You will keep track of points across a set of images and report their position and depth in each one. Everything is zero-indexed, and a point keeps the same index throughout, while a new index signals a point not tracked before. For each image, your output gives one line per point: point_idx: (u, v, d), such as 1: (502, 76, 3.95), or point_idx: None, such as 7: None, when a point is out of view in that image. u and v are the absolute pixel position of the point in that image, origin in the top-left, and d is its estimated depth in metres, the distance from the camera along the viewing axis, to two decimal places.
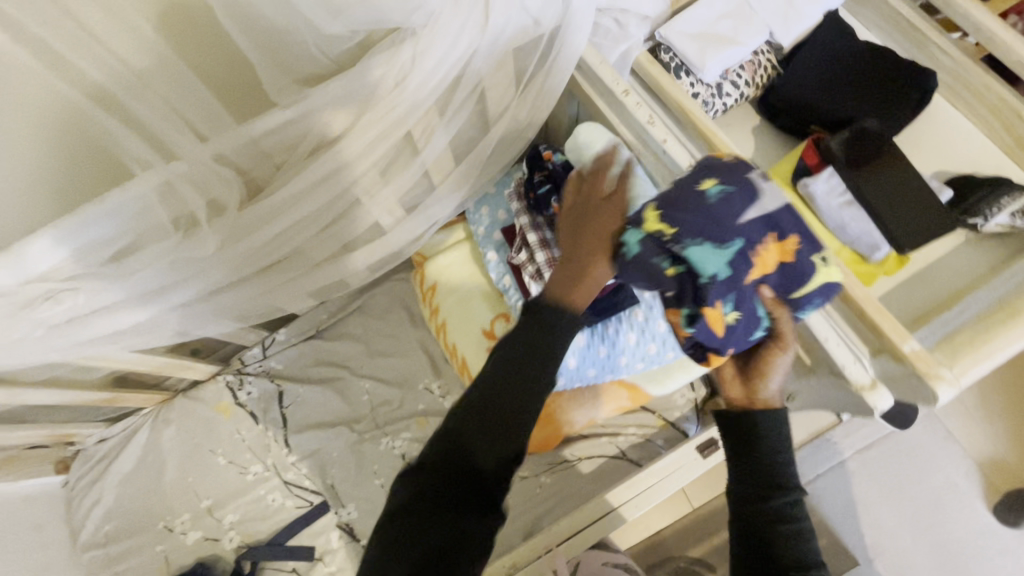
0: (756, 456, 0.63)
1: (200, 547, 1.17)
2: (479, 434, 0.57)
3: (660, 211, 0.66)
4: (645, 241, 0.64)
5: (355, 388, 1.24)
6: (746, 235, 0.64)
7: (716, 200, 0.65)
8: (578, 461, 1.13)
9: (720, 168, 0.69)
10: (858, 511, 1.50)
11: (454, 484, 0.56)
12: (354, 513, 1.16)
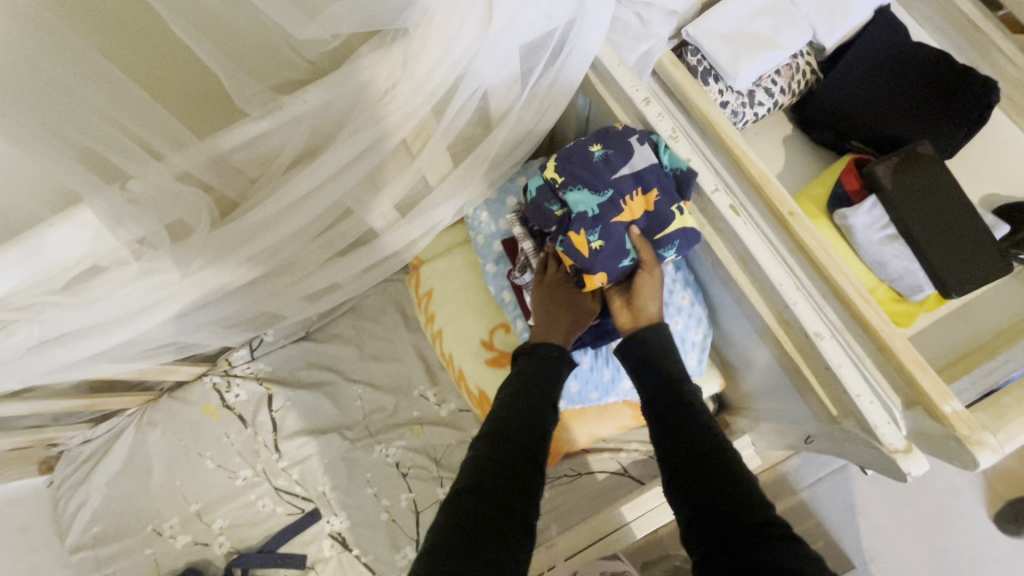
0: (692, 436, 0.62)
1: (190, 551, 1.15)
2: (502, 457, 0.63)
3: (556, 163, 0.73)
4: (541, 187, 0.74)
5: (348, 392, 1.19)
6: (616, 186, 0.70)
7: (597, 157, 0.71)
8: (578, 476, 1.10)
9: (609, 130, 0.73)
10: (857, 516, 1.42)
11: (487, 498, 0.59)
12: (346, 522, 1.13)
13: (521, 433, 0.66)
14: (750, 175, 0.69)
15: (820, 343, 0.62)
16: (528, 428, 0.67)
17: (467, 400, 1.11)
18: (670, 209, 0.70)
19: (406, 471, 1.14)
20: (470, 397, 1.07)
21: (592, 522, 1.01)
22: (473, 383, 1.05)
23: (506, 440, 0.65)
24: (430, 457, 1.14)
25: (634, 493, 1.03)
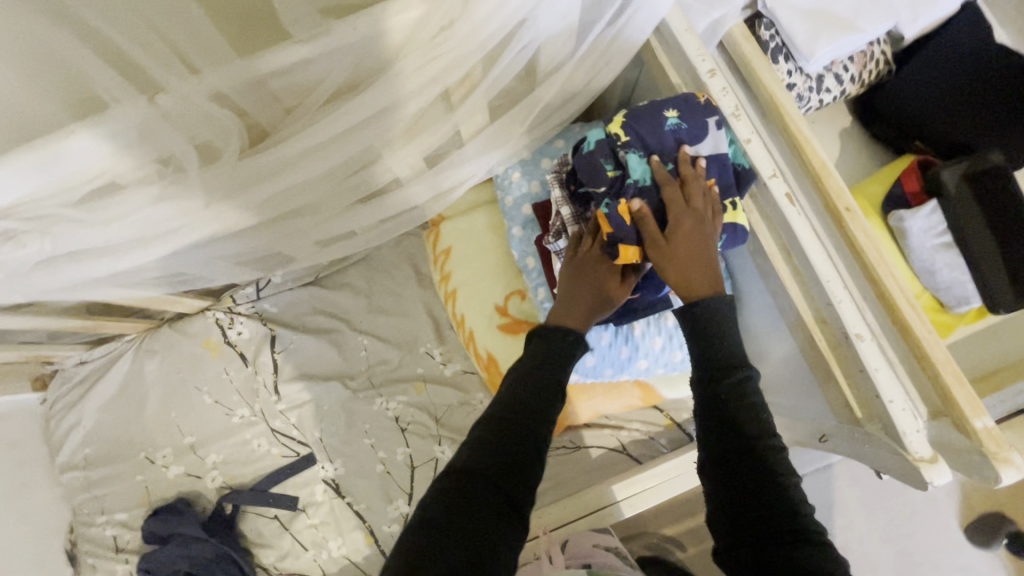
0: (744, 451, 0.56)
1: (181, 482, 1.15)
2: (500, 449, 0.57)
3: (625, 119, 0.69)
4: (602, 142, 0.69)
5: (353, 342, 1.18)
6: (678, 165, 0.67)
7: (667, 129, 0.67)
8: (577, 449, 1.11)
9: (687, 99, 0.69)
10: (835, 514, 1.44)
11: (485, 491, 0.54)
12: (340, 469, 1.13)
13: (526, 428, 0.59)
14: (809, 163, 0.66)
15: (858, 342, 0.61)
16: (531, 424, 0.60)
17: (474, 362, 1.10)
18: (723, 202, 0.67)
19: (404, 426, 1.13)
20: (478, 359, 1.07)
21: (586, 495, 1.01)
22: (483, 346, 1.05)
23: (511, 429, 0.58)
24: (430, 415, 1.13)
25: (631, 471, 1.03)
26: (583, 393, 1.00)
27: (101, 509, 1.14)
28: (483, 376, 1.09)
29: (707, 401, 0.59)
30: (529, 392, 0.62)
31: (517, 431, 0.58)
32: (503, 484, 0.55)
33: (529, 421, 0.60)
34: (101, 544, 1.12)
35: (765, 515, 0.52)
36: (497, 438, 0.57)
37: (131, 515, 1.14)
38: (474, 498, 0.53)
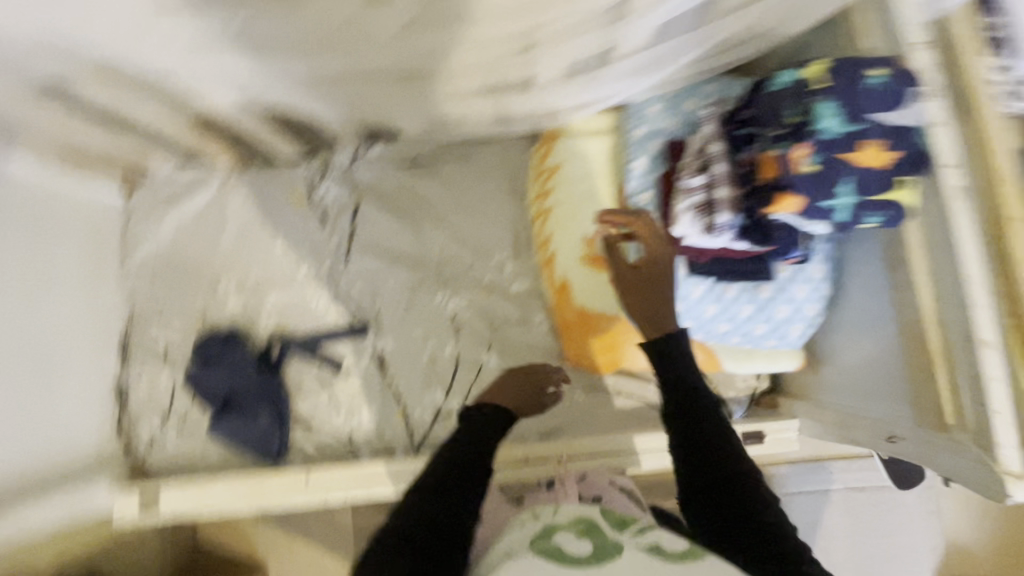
0: (714, 455, 0.73)
1: (237, 315, 1.19)
2: (438, 510, 0.73)
3: (827, 65, 0.71)
4: (796, 85, 0.73)
5: (432, 233, 1.19)
6: (868, 125, 0.69)
7: (871, 85, 0.68)
8: (617, 394, 1.13)
9: (891, 62, 0.69)
10: (818, 535, 1.44)
11: (437, 524, 0.71)
12: (389, 348, 1.16)
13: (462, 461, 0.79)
14: (992, 164, 0.64)
15: (984, 350, 0.61)
16: (467, 464, 0.78)
17: (543, 288, 1.12)
18: (895, 176, 0.69)
19: (458, 326, 1.16)
20: (550, 284, 1.09)
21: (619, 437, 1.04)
22: (562, 272, 1.06)
23: (454, 464, 0.78)
24: (485, 323, 1.16)
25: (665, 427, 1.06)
26: (630, 342, 1.04)
27: (157, 317, 1.18)
28: (549, 301, 1.12)
29: (681, 425, 0.76)
30: (466, 448, 0.81)
31: (455, 466, 0.78)
32: (457, 510, 0.73)
33: (468, 458, 0.79)
34: (150, 348, 1.17)
35: (725, 499, 0.70)
36: (444, 482, 0.76)
37: (183, 333, 1.18)
38: (434, 518, 0.72)
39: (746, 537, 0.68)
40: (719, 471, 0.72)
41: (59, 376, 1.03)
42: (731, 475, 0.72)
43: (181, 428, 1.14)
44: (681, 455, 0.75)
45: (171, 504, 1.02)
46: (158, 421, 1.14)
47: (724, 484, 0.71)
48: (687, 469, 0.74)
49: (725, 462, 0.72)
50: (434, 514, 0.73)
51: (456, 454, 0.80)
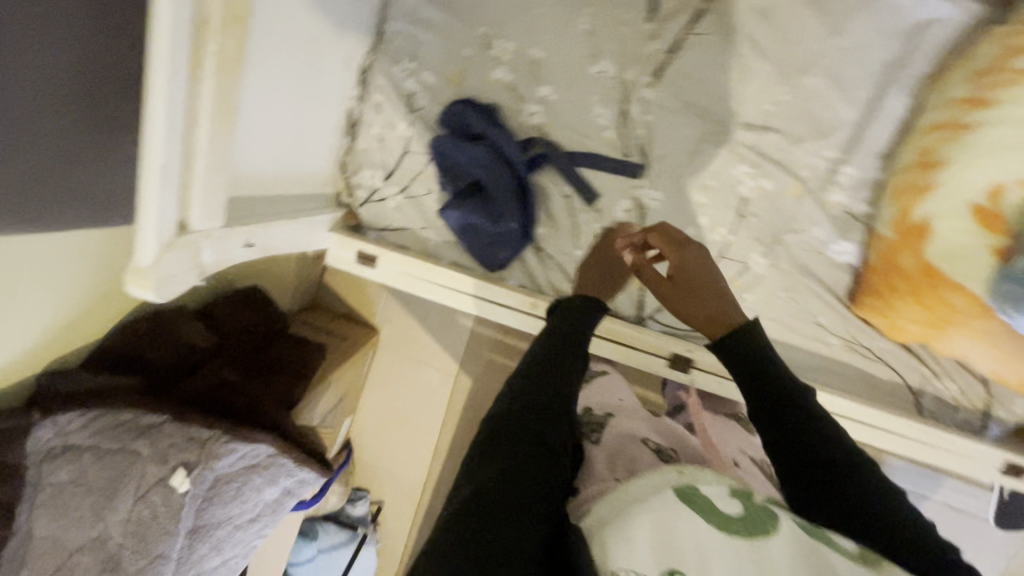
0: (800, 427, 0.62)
1: (501, 91, 0.97)
2: (534, 406, 0.61)
3: None
4: None
5: (775, 88, 0.91)
6: None
7: None
8: (876, 360, 0.98)
9: None
10: None
11: (522, 469, 0.56)
12: (655, 203, 0.98)
13: (558, 360, 0.66)
14: None
15: None
16: (559, 375, 0.64)
17: (884, 209, 0.90)
18: None
19: (743, 214, 0.97)
20: (903, 215, 0.86)
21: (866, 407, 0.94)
22: (926, 210, 0.82)
23: (530, 410, 0.61)
24: (774, 225, 0.96)
25: (916, 418, 0.94)
26: (958, 327, 0.83)
27: (411, 55, 0.97)
28: (882, 232, 0.90)
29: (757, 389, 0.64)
30: (567, 359, 0.66)
31: (552, 357, 0.66)
32: (545, 412, 0.61)
33: (553, 362, 0.65)
34: (395, 89, 0.98)
35: (842, 484, 0.59)
36: (544, 381, 0.64)
37: (434, 86, 0.97)
38: (530, 420, 0.60)
39: (880, 536, 0.56)
40: (823, 463, 0.60)
41: (329, 103, 0.91)
42: (842, 463, 0.59)
43: (406, 196, 1.01)
44: (764, 423, 0.63)
45: (398, 274, 0.99)
46: (385, 177, 1.01)
47: (831, 476, 0.59)
48: (775, 435, 0.63)
49: (830, 450, 0.60)
50: (535, 422, 0.60)
51: (539, 365, 0.65)
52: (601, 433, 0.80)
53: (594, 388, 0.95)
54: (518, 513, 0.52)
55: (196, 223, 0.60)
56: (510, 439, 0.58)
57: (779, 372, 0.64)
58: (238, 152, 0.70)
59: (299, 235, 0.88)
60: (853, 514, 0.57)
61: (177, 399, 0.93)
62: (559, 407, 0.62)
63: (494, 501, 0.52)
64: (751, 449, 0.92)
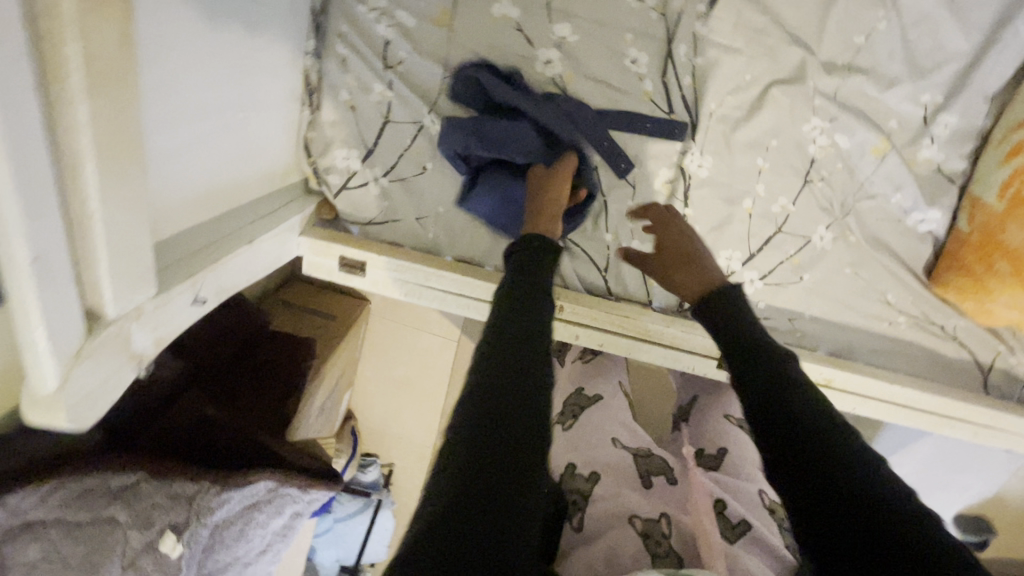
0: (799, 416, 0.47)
1: (504, 33, 0.73)
2: (505, 371, 0.45)
3: None
4: None
5: (863, 13, 0.71)
6: None
7: None
8: (949, 338, 0.86)
9: None
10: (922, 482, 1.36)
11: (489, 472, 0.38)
12: (703, 171, 0.79)
13: (524, 316, 0.51)
14: None
15: None
16: (530, 340, 0.49)
17: (996, 167, 0.72)
18: None
19: (809, 179, 0.79)
20: (1021, 179, 0.69)
21: (936, 396, 0.83)
22: None
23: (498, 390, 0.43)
24: (846, 190, 0.79)
25: (989, 401, 0.84)
26: None
27: None
28: (988, 198, 0.73)
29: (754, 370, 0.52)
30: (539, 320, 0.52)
31: (517, 313, 0.51)
32: (529, 381, 0.45)
33: (525, 319, 0.51)
34: (362, 36, 0.73)
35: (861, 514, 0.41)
36: (516, 339, 0.48)
37: (416, 27, 0.73)
38: (512, 389, 0.44)
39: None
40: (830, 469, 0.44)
41: (280, 74, 0.68)
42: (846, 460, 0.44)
43: (394, 180, 0.81)
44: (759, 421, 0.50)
45: (394, 282, 0.82)
46: (363, 156, 0.80)
47: (847, 497, 0.42)
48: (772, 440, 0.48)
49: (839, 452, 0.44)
50: (513, 394, 0.43)
51: (508, 317, 0.51)
52: (585, 512, 0.63)
53: (577, 425, 0.76)
54: (474, 522, 0.35)
55: (114, 310, 0.42)
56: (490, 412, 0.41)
57: (775, 360, 0.52)
58: (162, 182, 0.49)
59: (263, 257, 0.69)
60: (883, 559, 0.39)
61: (149, 449, 0.79)
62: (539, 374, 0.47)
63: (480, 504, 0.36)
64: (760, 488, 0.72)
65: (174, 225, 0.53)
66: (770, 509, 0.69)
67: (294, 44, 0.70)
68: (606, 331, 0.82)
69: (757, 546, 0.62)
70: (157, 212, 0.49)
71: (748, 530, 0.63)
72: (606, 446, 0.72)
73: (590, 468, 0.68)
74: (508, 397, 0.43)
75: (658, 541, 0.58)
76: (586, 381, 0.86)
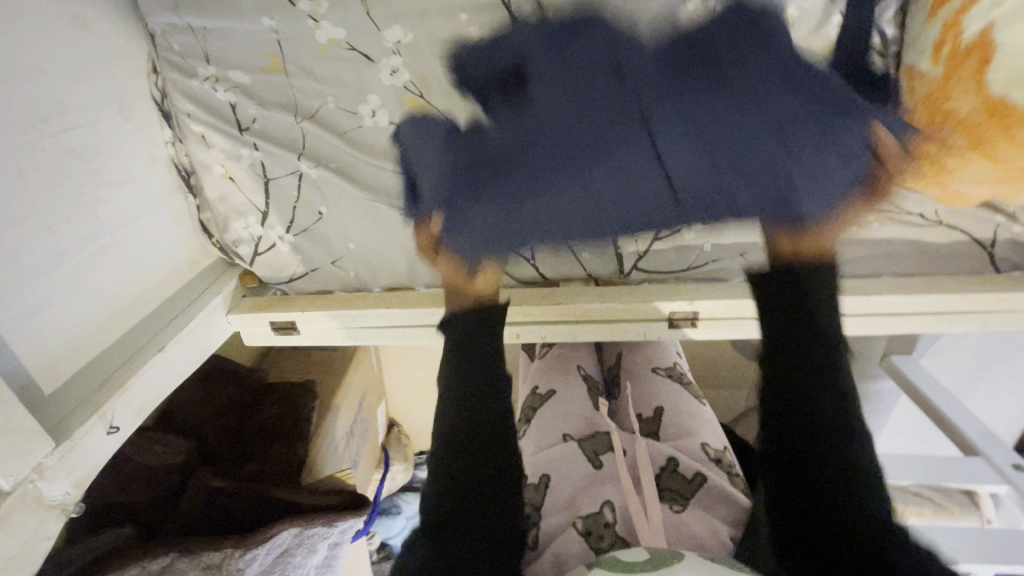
0: (793, 383, 0.65)
1: (339, 57, 0.70)
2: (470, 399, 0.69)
3: None
4: None
5: None
6: None
7: None
8: (935, 223, 0.73)
9: None
10: (981, 358, 1.22)
11: (471, 506, 0.61)
12: None
13: (466, 349, 0.74)
14: None
15: None
16: (480, 363, 0.72)
17: (926, 27, 0.62)
18: None
19: None
20: (954, 33, 0.59)
21: (926, 294, 0.73)
22: (989, 18, 0.55)
23: (462, 444, 0.66)
24: None
25: (992, 283, 0.74)
26: None
27: (202, 54, 0.69)
28: (925, 63, 0.62)
29: (781, 349, 0.67)
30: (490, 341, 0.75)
31: (461, 348, 0.74)
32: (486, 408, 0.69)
33: (474, 351, 0.73)
34: (209, 109, 0.72)
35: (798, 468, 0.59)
36: (469, 379, 0.71)
37: (254, 81, 0.71)
38: (475, 418, 0.68)
39: (829, 526, 0.54)
40: (797, 429, 0.62)
41: (138, 180, 0.69)
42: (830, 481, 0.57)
43: (298, 233, 0.79)
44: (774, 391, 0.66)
45: (327, 331, 0.83)
46: (260, 220, 0.78)
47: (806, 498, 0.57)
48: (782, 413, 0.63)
49: (816, 418, 0.61)
50: (473, 420, 0.68)
51: (463, 355, 0.73)
52: (538, 527, 0.65)
53: (530, 433, 0.80)
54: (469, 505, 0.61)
55: (8, 482, 0.47)
56: (452, 435, 0.67)
57: (809, 348, 0.66)
58: (30, 345, 0.53)
59: (185, 353, 0.72)
60: (828, 504, 0.56)
61: (176, 530, 0.87)
62: (480, 390, 0.70)
63: (459, 485, 0.63)
64: (705, 440, 0.75)
65: (59, 370, 0.56)
66: (717, 459, 0.73)
67: (146, 142, 0.70)
68: (545, 322, 0.80)
69: (708, 501, 0.66)
70: (32, 373, 0.53)
71: (695, 486, 0.67)
72: (555, 445, 0.75)
73: (540, 473, 0.71)
74: (471, 451, 0.65)
75: (601, 535, 0.60)
76: (539, 378, 0.88)
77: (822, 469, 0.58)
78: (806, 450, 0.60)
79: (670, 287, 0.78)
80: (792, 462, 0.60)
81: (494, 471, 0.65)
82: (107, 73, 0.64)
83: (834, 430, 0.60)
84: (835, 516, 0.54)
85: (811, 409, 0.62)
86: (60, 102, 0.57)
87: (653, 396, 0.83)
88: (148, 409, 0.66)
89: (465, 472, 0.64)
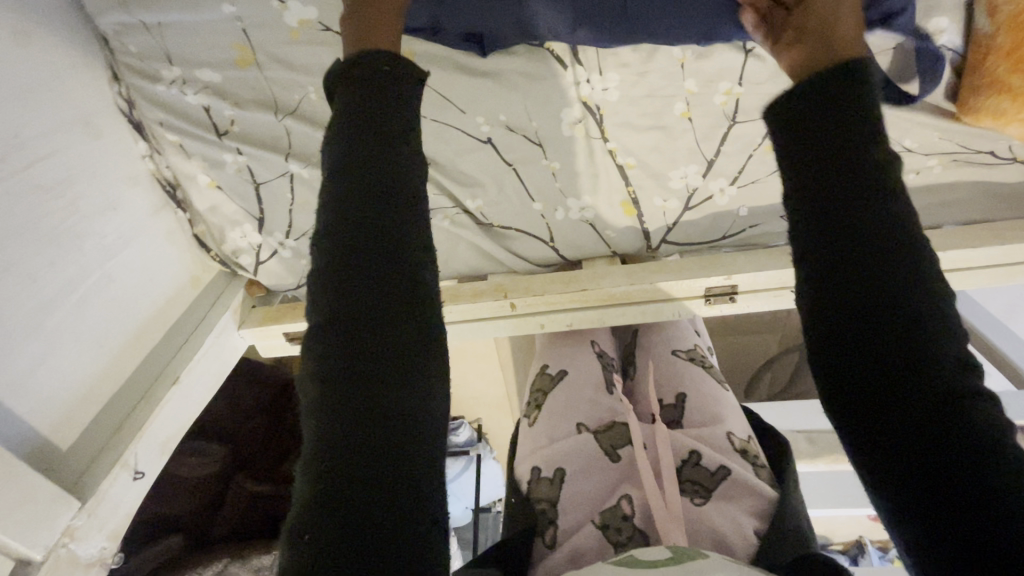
0: (835, 234, 0.38)
1: (314, 40, 0.61)
2: (371, 266, 0.37)
3: None
4: None
5: None
6: None
7: None
8: (1011, 158, 0.65)
9: None
10: None
11: (358, 463, 0.33)
12: (613, 95, 0.63)
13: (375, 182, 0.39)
14: None
15: None
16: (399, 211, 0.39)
17: None
18: None
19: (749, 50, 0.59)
20: None
21: (996, 247, 0.65)
22: None
23: (335, 352, 0.36)
24: None
25: None
26: None
27: (163, 55, 0.61)
28: None
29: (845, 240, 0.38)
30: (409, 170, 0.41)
31: (364, 183, 0.39)
32: (402, 262, 0.38)
33: (385, 175, 0.39)
34: (179, 114, 0.65)
35: (875, 386, 0.36)
36: (363, 251, 0.37)
37: (225, 78, 0.63)
38: (366, 328, 0.36)
39: (939, 492, 0.34)
40: (873, 342, 0.36)
41: (121, 204, 0.63)
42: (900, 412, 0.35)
43: (299, 237, 0.73)
44: (814, 257, 0.39)
45: None
46: (258, 227, 0.72)
47: (895, 439, 0.35)
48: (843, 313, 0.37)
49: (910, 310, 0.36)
50: (361, 330, 0.36)
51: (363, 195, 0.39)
52: (556, 524, 0.65)
53: (539, 420, 0.79)
54: (367, 459, 0.33)
55: (40, 552, 0.47)
56: (334, 359, 0.36)
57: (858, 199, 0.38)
58: (36, 404, 0.51)
59: (201, 381, 0.69)
60: (943, 450, 0.34)
61: (223, 536, 0.90)
62: (401, 256, 0.38)
63: (345, 429, 0.34)
64: (731, 428, 0.74)
65: (67, 423, 0.54)
66: (742, 449, 0.71)
67: (120, 160, 0.64)
68: (568, 309, 0.74)
69: (732, 491, 0.64)
70: (46, 433, 0.52)
71: (720, 478, 0.66)
72: (568, 436, 0.75)
73: (554, 466, 0.71)
74: (339, 364, 0.35)
75: (619, 529, 0.62)
76: (554, 359, 0.88)
77: (900, 377, 0.35)
78: (886, 364, 0.36)
79: (705, 261, 0.71)
80: (868, 388, 0.36)
81: (393, 388, 0.35)
82: (62, 89, 0.57)
83: (916, 323, 0.35)
84: (936, 464, 0.34)
85: (880, 290, 0.36)
86: (16, 134, 0.51)
87: (674, 379, 0.83)
88: (173, 443, 0.65)
89: (348, 396, 0.35)
